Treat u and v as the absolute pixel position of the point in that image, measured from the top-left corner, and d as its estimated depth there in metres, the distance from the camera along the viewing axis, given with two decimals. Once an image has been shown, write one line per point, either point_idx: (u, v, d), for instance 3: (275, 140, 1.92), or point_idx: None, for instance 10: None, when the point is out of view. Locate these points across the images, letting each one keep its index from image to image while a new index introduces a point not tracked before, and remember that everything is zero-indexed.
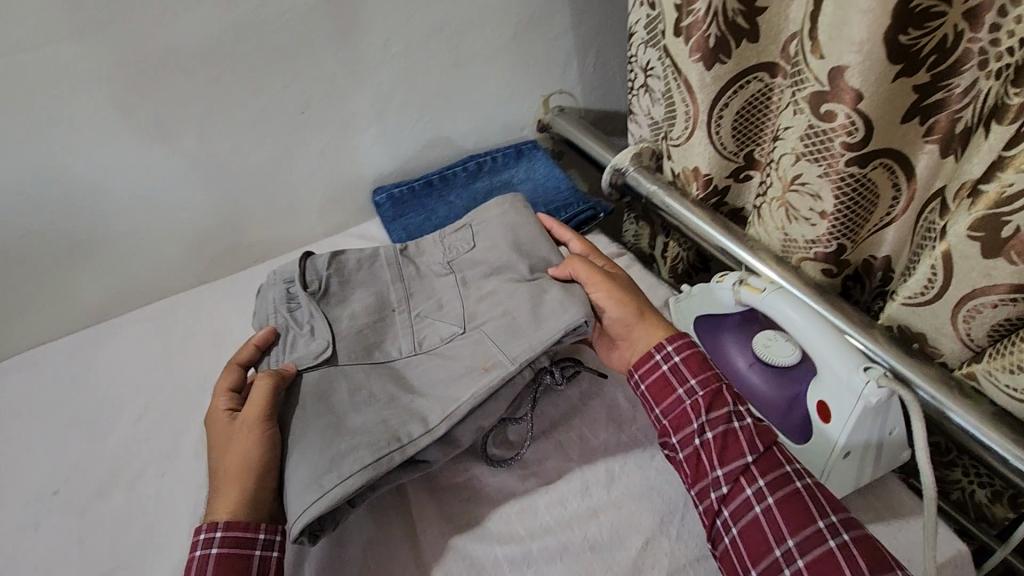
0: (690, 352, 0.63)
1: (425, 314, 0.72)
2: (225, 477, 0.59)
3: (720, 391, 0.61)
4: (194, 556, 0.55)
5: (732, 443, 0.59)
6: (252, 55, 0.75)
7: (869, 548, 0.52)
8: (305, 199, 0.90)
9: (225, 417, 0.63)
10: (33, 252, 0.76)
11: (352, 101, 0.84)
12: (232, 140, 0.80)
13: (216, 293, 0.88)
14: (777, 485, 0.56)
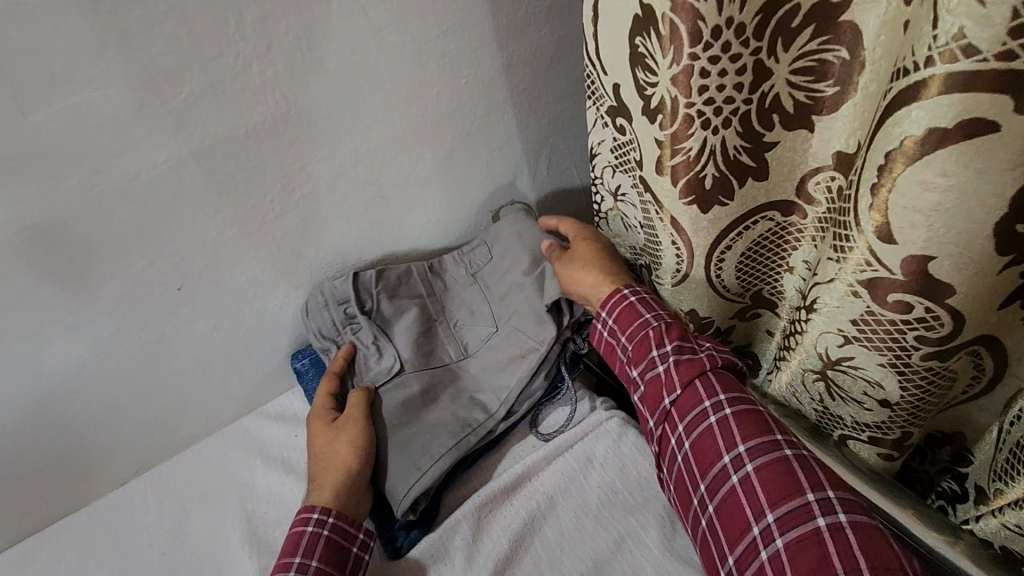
0: (621, 306, 0.59)
1: (462, 321, 0.74)
2: (316, 481, 0.60)
3: (645, 336, 0.56)
4: (300, 531, 0.56)
5: (655, 387, 0.55)
6: (89, 241, 0.54)
7: (782, 477, 0.46)
8: (200, 383, 0.70)
9: (312, 425, 0.65)
10: None
11: (248, 264, 0.65)
12: (84, 338, 0.59)
13: (85, 530, 0.67)
14: (691, 424, 0.51)
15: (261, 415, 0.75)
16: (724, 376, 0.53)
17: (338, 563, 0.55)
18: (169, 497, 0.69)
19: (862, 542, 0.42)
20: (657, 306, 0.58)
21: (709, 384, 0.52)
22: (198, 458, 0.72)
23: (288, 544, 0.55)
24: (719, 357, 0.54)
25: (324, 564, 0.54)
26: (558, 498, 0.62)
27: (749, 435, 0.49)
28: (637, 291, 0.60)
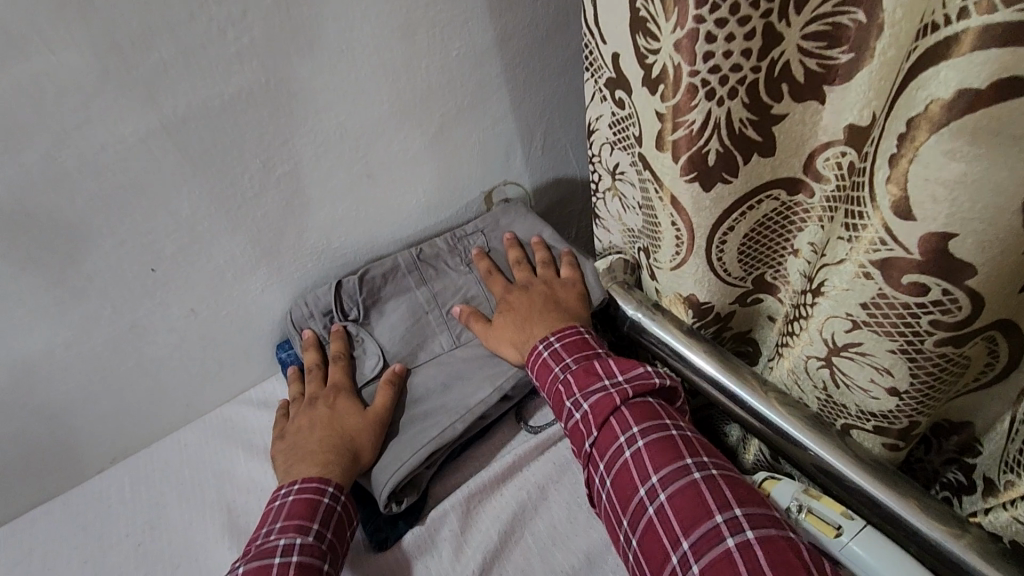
0: (536, 362, 0.60)
1: (453, 305, 0.71)
2: (317, 453, 0.58)
3: (558, 389, 0.58)
4: (312, 496, 0.54)
5: (576, 432, 0.55)
6: (55, 220, 0.51)
7: (693, 501, 0.47)
8: (179, 370, 0.67)
9: (334, 395, 0.63)
10: None
11: (229, 244, 0.62)
12: (53, 323, 0.56)
13: (60, 521, 0.64)
14: (610, 463, 0.52)
15: (245, 401, 0.73)
16: (634, 409, 0.54)
17: (343, 542, 0.54)
18: (146, 485, 0.66)
19: (769, 557, 0.42)
20: (568, 354, 0.59)
21: (623, 420, 0.53)
22: (176, 447, 0.70)
23: (300, 507, 0.53)
24: (630, 390, 0.55)
25: (335, 539, 0.53)
26: (550, 488, 0.60)
27: (659, 465, 0.50)
28: (551, 343, 0.61)
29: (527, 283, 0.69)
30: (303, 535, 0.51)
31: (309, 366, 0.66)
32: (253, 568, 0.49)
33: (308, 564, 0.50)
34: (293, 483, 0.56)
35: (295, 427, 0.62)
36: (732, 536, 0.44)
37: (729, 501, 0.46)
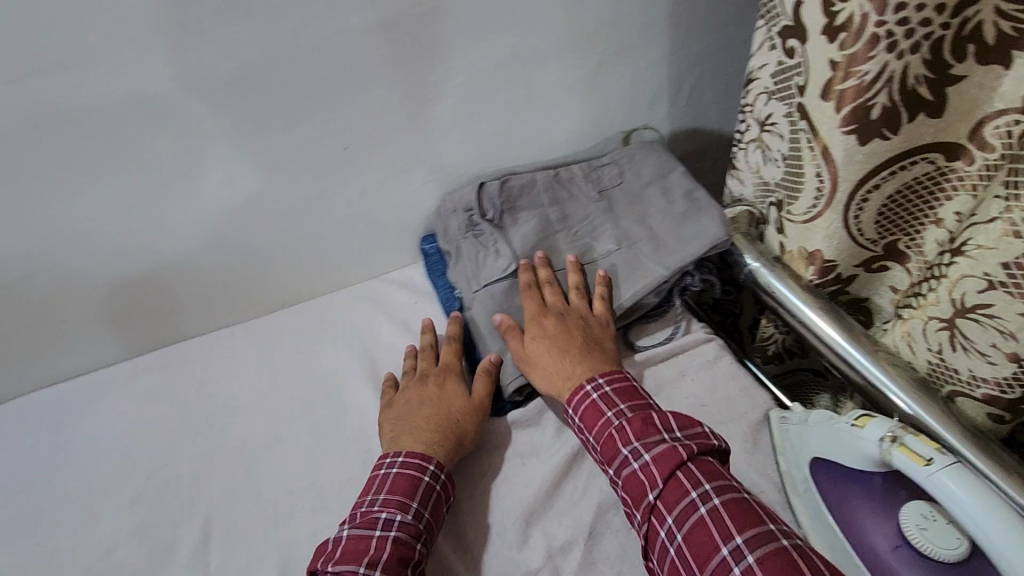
0: (585, 405, 0.60)
1: (582, 229, 0.76)
2: (424, 427, 0.61)
3: (612, 436, 0.57)
4: (413, 472, 0.57)
5: (634, 483, 0.54)
6: (294, 90, 0.63)
7: (785, 566, 0.46)
8: (343, 243, 0.78)
9: (443, 376, 0.67)
10: (20, 301, 0.65)
11: (406, 138, 0.72)
12: (264, 176, 0.68)
13: (240, 342, 0.76)
14: (680, 517, 0.51)
15: (388, 279, 0.82)
16: (699, 464, 0.54)
17: (439, 520, 0.56)
18: (306, 332, 0.77)
19: None
20: (620, 401, 0.59)
21: (691, 474, 0.53)
22: (329, 306, 0.80)
23: (402, 484, 0.56)
24: (694, 446, 0.55)
25: (432, 517, 0.55)
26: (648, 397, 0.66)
27: (738, 522, 0.50)
28: (601, 386, 0.61)
29: (560, 311, 0.68)
30: (402, 513, 0.54)
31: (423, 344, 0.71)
32: (355, 534, 0.53)
33: (404, 542, 0.52)
34: (399, 454, 0.59)
35: (401, 399, 0.65)
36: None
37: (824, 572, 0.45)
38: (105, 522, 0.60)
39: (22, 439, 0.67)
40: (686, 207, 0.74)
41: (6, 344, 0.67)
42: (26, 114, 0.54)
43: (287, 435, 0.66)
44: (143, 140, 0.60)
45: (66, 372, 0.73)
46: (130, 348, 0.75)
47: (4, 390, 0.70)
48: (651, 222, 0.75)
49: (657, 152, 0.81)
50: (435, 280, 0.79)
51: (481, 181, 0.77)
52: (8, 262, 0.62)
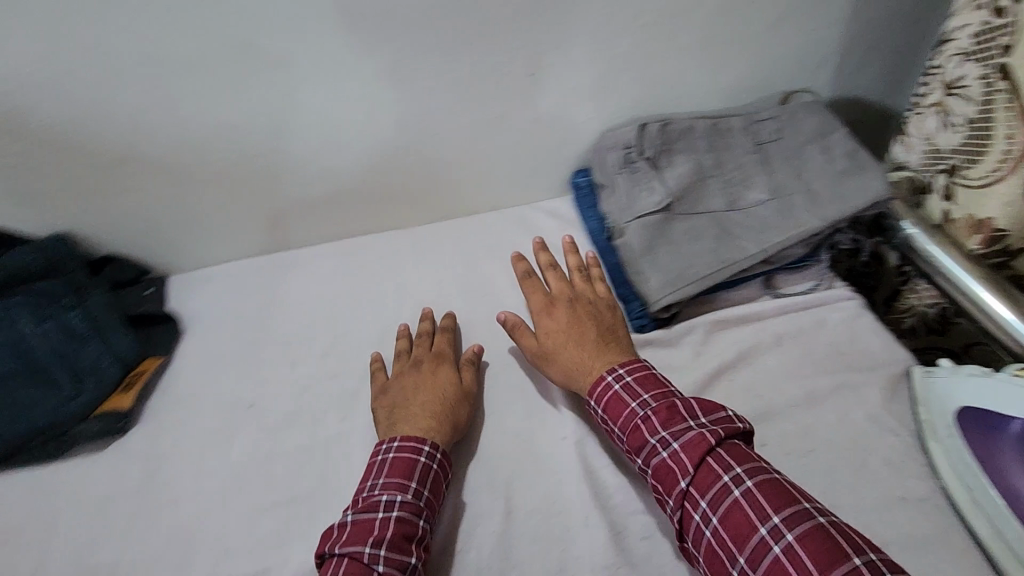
0: (609, 395, 0.59)
1: (735, 176, 0.79)
2: (417, 413, 0.61)
3: (638, 426, 0.56)
4: (405, 455, 0.56)
5: (665, 471, 0.53)
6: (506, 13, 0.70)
7: (824, 543, 0.45)
8: (505, 167, 0.85)
9: (436, 362, 0.67)
10: (245, 178, 0.76)
11: (584, 72, 0.78)
12: (457, 93, 0.76)
13: (405, 244, 0.85)
14: (715, 500, 0.50)
15: (538, 208, 0.88)
16: (725, 447, 0.53)
17: (439, 497, 0.56)
18: (463, 242, 0.85)
19: None
20: (643, 389, 0.58)
21: (720, 459, 0.52)
22: (483, 223, 0.87)
23: (400, 466, 0.55)
24: (721, 431, 0.54)
25: (431, 496, 0.55)
26: (788, 337, 0.69)
27: (770, 503, 0.49)
28: (622, 374, 0.60)
29: (565, 298, 0.70)
30: (402, 493, 0.54)
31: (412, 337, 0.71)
32: (359, 518, 0.52)
33: (407, 519, 0.52)
34: (393, 440, 0.58)
35: (391, 385, 0.65)
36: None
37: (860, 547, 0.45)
38: (301, 365, 0.72)
39: (231, 296, 0.80)
40: (846, 164, 0.75)
41: (226, 215, 0.79)
42: (292, 12, 0.64)
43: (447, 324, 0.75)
44: (373, 42, 0.68)
45: (264, 249, 0.84)
46: (315, 237, 0.85)
47: (216, 256, 0.83)
48: (807, 176, 0.77)
49: (818, 112, 0.82)
50: (585, 210, 0.84)
51: (642, 122, 0.82)
52: (245, 142, 0.73)
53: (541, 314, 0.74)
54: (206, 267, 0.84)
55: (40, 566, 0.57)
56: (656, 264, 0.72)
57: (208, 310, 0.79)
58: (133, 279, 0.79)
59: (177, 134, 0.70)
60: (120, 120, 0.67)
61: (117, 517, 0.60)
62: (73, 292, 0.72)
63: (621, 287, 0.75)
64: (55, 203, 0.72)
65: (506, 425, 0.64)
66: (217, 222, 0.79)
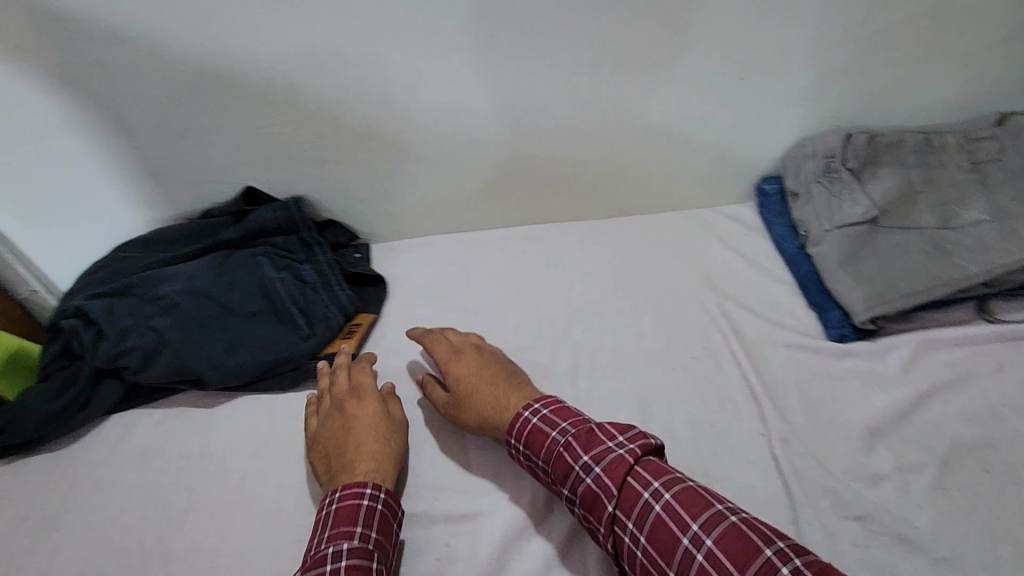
0: (529, 431, 0.59)
1: (948, 195, 0.76)
2: (355, 457, 0.60)
3: (562, 455, 0.56)
4: (351, 500, 0.55)
5: (592, 497, 0.53)
6: (733, 16, 0.72)
7: (740, 540, 0.46)
8: (694, 168, 0.86)
9: (351, 397, 0.66)
10: (456, 159, 0.83)
11: (795, 79, 0.78)
12: (667, 92, 0.78)
13: (586, 234, 0.88)
14: (640, 521, 0.50)
15: (721, 211, 0.88)
16: (640, 461, 0.54)
17: (390, 537, 0.55)
18: (645, 236, 0.86)
19: None
20: (563, 419, 0.58)
21: (641, 477, 0.52)
22: (664, 221, 0.88)
23: (344, 515, 0.54)
24: (637, 448, 0.54)
25: (380, 536, 0.54)
26: (1008, 365, 0.65)
27: (687, 511, 0.49)
28: (539, 408, 0.60)
29: (470, 348, 0.69)
30: (348, 540, 0.52)
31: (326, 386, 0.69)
32: None
33: (358, 565, 0.50)
34: (334, 492, 0.57)
35: (320, 434, 0.64)
36: (786, 565, 0.43)
37: (770, 536, 0.45)
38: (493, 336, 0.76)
39: (426, 265, 0.86)
40: None
41: (431, 191, 0.86)
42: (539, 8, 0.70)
43: (633, 313, 0.76)
44: (602, 38, 0.73)
45: (456, 227, 0.91)
46: (501, 220, 0.90)
47: (413, 229, 0.90)
48: None
49: None
50: (773, 217, 0.83)
51: (847, 132, 0.80)
52: (467, 126, 0.79)
53: (731, 313, 0.74)
54: (402, 238, 0.91)
55: (281, 480, 0.64)
56: (861, 274, 0.71)
57: (406, 276, 0.86)
58: (345, 242, 0.88)
59: (411, 113, 0.78)
60: (368, 100, 0.76)
61: None
62: (302, 248, 0.82)
63: (816, 295, 0.74)
64: (297, 169, 0.82)
65: (701, 416, 0.65)
66: (422, 197, 0.86)
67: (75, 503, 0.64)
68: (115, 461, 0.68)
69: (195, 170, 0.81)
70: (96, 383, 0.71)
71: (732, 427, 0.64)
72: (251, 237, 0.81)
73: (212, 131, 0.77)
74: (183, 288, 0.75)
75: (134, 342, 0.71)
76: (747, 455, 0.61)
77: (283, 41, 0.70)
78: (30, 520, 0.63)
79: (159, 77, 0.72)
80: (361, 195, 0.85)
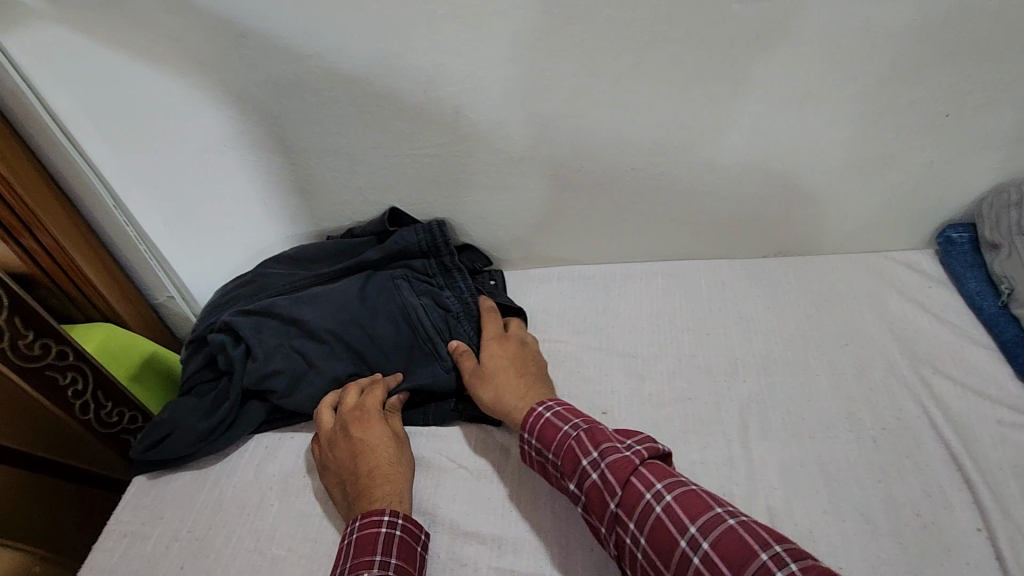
0: (541, 425, 0.58)
1: None
2: (371, 483, 0.59)
3: (571, 449, 0.55)
4: (369, 531, 0.55)
5: (596, 494, 0.52)
6: (950, 46, 0.64)
7: (736, 544, 0.44)
8: (868, 209, 0.78)
9: (360, 418, 0.64)
10: (608, 189, 0.78)
11: (1007, 117, 0.69)
12: (852, 127, 0.71)
13: (739, 274, 0.81)
14: (640, 522, 0.49)
15: (895, 259, 0.80)
16: (645, 463, 0.52)
17: (413, 560, 0.55)
18: (807, 281, 0.79)
19: None
20: (575, 416, 0.58)
21: (643, 478, 0.51)
22: (827, 265, 0.81)
23: (363, 543, 0.54)
24: (644, 450, 0.53)
25: (401, 561, 0.54)
26: None
27: (687, 514, 0.48)
28: (553, 405, 0.59)
29: (514, 340, 0.71)
30: (369, 569, 0.52)
31: (325, 407, 0.67)
32: None
33: None
34: (354, 521, 0.56)
35: (330, 456, 0.63)
36: (781, 571, 0.42)
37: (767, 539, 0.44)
38: (647, 381, 0.70)
39: (565, 298, 0.82)
40: None
41: (575, 219, 0.81)
42: (728, 34, 0.64)
43: (805, 368, 0.69)
44: (791, 67, 0.67)
45: (596, 257, 0.86)
46: (645, 253, 0.85)
47: (551, 257, 0.86)
48: None
49: None
50: (964, 270, 0.74)
51: None
52: (626, 155, 0.75)
53: (926, 379, 0.66)
54: (538, 266, 0.87)
55: (432, 524, 0.61)
56: None
57: (545, 307, 0.81)
58: (480, 268, 0.84)
59: (568, 139, 0.73)
60: (528, 123, 0.72)
61: (492, 496, 0.63)
62: (442, 273, 0.79)
63: None
64: (442, 191, 0.79)
65: (903, 500, 0.57)
66: (566, 225, 0.82)
67: (221, 529, 0.63)
68: (259, 485, 0.66)
69: (344, 187, 0.80)
70: (242, 403, 0.70)
71: (944, 517, 0.55)
72: (392, 260, 0.78)
73: (370, 151, 0.75)
74: (330, 313, 0.73)
75: (280, 364, 0.69)
76: (967, 555, 0.53)
77: (455, 61, 0.67)
78: (178, 543, 0.62)
79: (322, 95, 0.70)
80: (502, 220, 0.82)
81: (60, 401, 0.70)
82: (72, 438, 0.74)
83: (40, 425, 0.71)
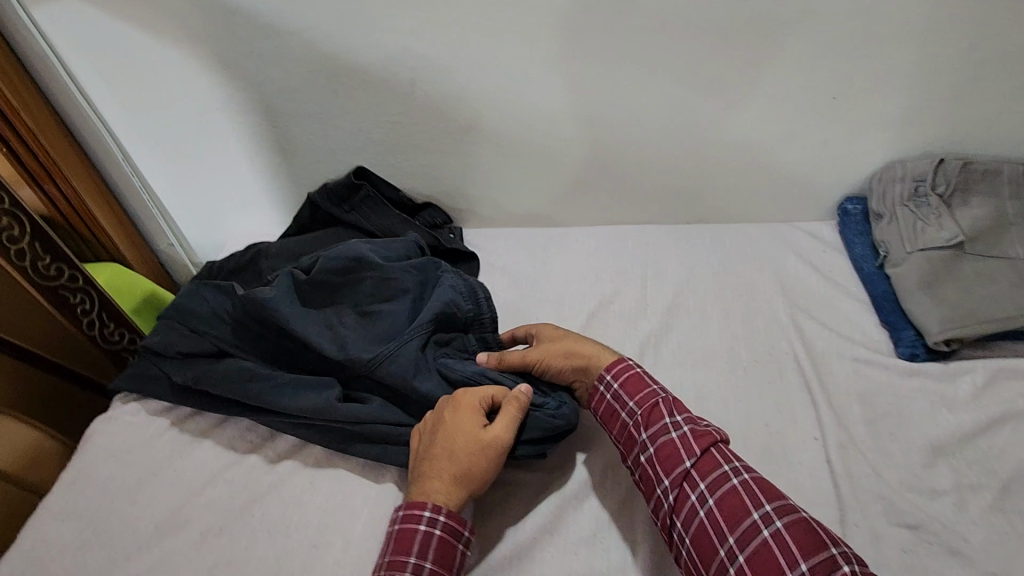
0: (628, 373, 0.65)
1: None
2: (427, 470, 0.60)
3: (657, 405, 0.62)
4: (412, 529, 0.57)
5: (670, 449, 0.59)
6: (834, 38, 0.75)
7: (807, 530, 0.51)
8: (776, 182, 0.89)
9: (454, 404, 0.63)
10: (546, 157, 0.89)
11: (889, 103, 0.79)
12: (756, 107, 0.81)
13: (661, 236, 0.92)
14: (713, 485, 0.56)
15: (799, 227, 0.90)
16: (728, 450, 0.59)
17: (451, 559, 0.56)
18: (719, 244, 0.89)
19: None
20: (656, 383, 0.65)
21: (723, 454, 0.58)
22: (739, 231, 0.91)
23: (403, 540, 0.56)
24: (723, 434, 0.60)
25: (435, 566, 0.55)
26: None
27: (762, 497, 0.54)
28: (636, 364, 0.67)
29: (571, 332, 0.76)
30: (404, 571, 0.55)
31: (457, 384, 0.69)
32: None
33: None
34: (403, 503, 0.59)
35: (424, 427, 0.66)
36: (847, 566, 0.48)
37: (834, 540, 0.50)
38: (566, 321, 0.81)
39: (508, 253, 0.93)
40: None
41: (519, 184, 0.93)
42: (640, 22, 0.75)
43: (701, 314, 0.79)
44: (698, 53, 0.77)
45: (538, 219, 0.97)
46: (581, 216, 0.96)
47: (500, 218, 0.98)
48: None
49: None
50: (852, 236, 0.85)
51: (943, 156, 0.80)
52: (561, 127, 0.86)
53: (800, 324, 0.76)
54: (489, 225, 0.99)
55: None
56: (941, 297, 0.72)
57: (489, 259, 0.93)
58: (439, 224, 0.95)
59: (509, 112, 0.85)
60: (473, 97, 0.83)
61: None
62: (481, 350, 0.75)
63: (889, 313, 0.76)
64: (403, 154, 0.91)
65: (758, 415, 0.67)
66: (511, 189, 0.93)
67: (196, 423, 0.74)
68: None
69: (318, 149, 0.92)
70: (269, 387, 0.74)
71: (789, 428, 0.66)
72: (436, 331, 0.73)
73: (340, 117, 0.87)
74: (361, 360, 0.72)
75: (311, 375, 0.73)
76: (801, 456, 0.63)
77: (410, 40, 0.79)
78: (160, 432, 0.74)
79: (299, 66, 0.82)
80: (456, 183, 0.94)
81: (71, 317, 0.84)
82: (82, 349, 0.88)
83: (54, 338, 0.85)
